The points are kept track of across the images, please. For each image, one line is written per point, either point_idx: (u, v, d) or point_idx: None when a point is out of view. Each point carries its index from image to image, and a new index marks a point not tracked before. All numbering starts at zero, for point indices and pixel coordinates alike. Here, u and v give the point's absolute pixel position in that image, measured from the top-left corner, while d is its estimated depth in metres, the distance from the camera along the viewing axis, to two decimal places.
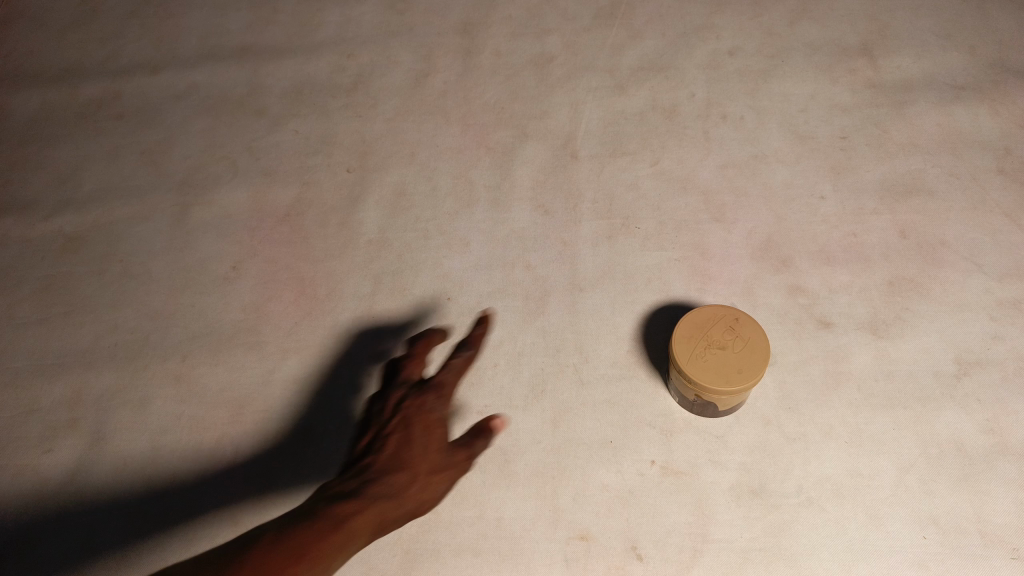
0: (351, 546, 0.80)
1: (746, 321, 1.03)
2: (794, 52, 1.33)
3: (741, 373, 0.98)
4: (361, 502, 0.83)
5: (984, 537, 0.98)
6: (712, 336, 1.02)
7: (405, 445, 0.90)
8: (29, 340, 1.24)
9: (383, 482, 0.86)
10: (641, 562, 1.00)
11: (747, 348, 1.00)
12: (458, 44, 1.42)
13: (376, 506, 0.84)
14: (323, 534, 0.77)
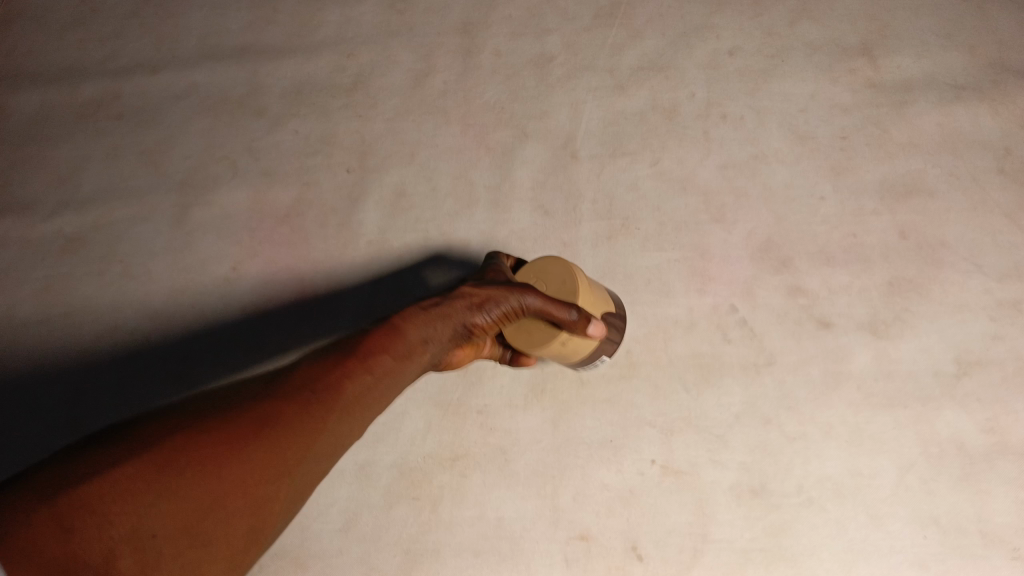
0: (393, 392, 0.88)
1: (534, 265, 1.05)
2: (795, 51, 1.31)
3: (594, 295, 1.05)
4: (391, 345, 0.88)
5: (984, 537, 1.00)
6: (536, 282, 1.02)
7: (497, 292, 0.95)
8: (29, 340, 1.25)
9: (457, 318, 0.93)
10: (641, 562, 1.03)
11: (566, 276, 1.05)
12: (457, 44, 1.41)
13: (410, 353, 0.89)
14: (369, 385, 0.85)
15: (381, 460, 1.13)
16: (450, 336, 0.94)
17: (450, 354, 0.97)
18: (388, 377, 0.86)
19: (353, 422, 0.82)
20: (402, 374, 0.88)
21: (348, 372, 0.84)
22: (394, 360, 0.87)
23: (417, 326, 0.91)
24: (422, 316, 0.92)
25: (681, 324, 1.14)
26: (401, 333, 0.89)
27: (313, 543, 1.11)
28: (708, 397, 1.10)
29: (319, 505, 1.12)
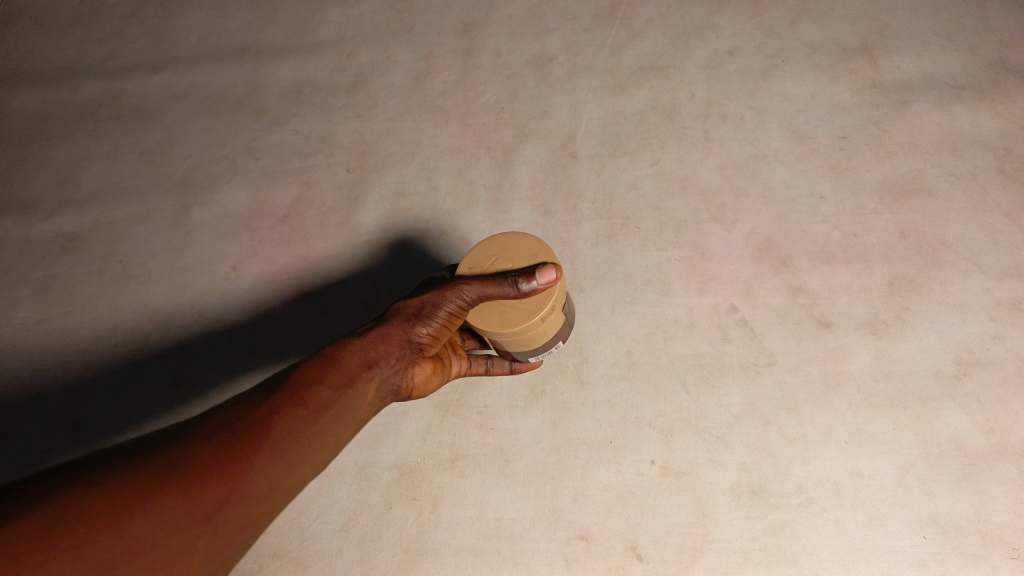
0: (349, 419, 0.85)
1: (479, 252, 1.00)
2: (795, 51, 1.31)
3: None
4: (332, 372, 0.85)
5: (984, 537, 1.00)
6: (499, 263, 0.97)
7: (435, 296, 0.94)
8: (28, 339, 1.25)
9: (399, 334, 0.94)
10: (641, 562, 1.03)
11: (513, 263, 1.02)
12: (457, 44, 1.41)
13: (357, 376, 0.88)
14: (304, 417, 0.79)
15: (381, 460, 1.13)
16: (397, 353, 0.94)
17: (405, 375, 0.97)
18: (341, 403, 0.84)
19: (291, 459, 0.76)
20: (359, 396, 0.87)
21: (277, 407, 0.78)
22: (341, 384, 0.85)
23: (358, 349, 0.90)
24: (359, 339, 0.91)
25: (681, 324, 1.14)
26: (340, 360, 0.88)
27: (313, 543, 1.10)
28: (708, 397, 1.10)
29: (319, 505, 1.12)
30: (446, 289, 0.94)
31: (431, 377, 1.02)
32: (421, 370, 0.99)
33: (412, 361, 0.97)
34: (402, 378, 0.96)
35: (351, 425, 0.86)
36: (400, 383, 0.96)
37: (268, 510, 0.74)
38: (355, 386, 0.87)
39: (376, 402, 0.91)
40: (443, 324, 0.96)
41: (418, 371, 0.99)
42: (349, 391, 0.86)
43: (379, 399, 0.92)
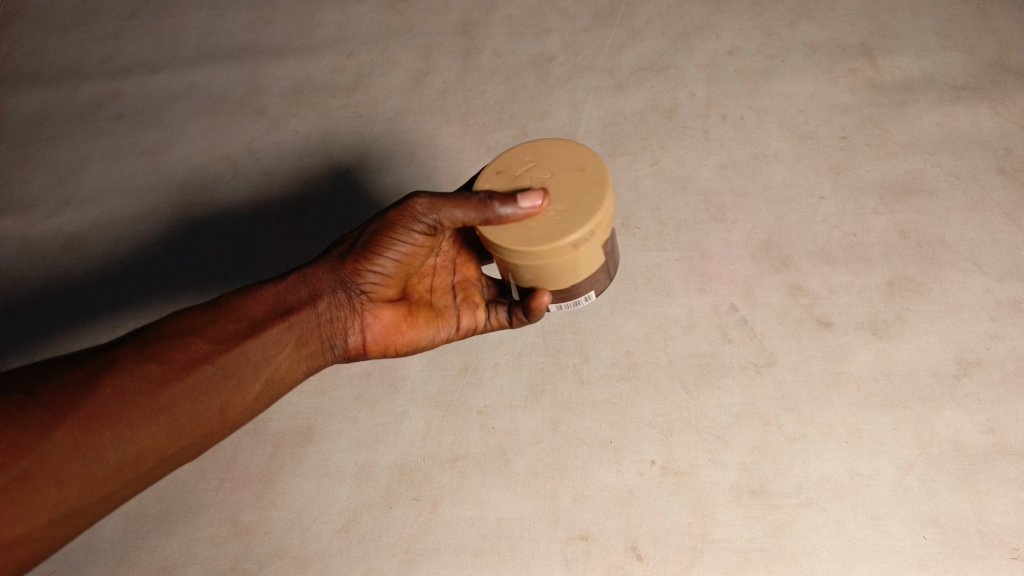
0: (244, 371, 0.88)
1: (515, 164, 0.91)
2: (794, 52, 1.31)
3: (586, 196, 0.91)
4: (225, 322, 0.89)
5: (984, 537, 1.00)
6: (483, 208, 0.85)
7: (383, 230, 0.91)
8: (27, 340, 1.26)
9: (331, 277, 0.95)
10: (641, 562, 1.03)
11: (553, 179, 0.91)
12: (458, 44, 1.40)
13: (259, 324, 0.90)
14: (158, 375, 0.83)
15: (381, 460, 1.13)
16: (329, 299, 0.95)
17: (349, 324, 0.96)
18: (236, 351, 0.88)
19: (126, 423, 0.80)
20: (262, 346, 0.90)
21: (124, 364, 0.83)
22: (241, 334, 0.89)
23: (269, 294, 0.93)
24: (276, 284, 0.94)
25: (681, 324, 1.14)
26: (241, 309, 0.91)
27: (312, 543, 1.10)
28: (708, 397, 1.10)
29: (319, 505, 1.12)
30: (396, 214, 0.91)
31: (398, 327, 1.00)
32: (378, 317, 0.98)
33: (358, 308, 0.96)
34: (346, 326, 0.97)
35: (252, 376, 0.89)
36: (340, 332, 0.96)
37: (81, 488, 0.79)
38: (258, 334, 0.90)
39: (295, 352, 0.93)
40: (395, 261, 0.94)
41: (375, 317, 0.98)
42: (244, 343, 0.89)
43: (304, 348, 0.93)
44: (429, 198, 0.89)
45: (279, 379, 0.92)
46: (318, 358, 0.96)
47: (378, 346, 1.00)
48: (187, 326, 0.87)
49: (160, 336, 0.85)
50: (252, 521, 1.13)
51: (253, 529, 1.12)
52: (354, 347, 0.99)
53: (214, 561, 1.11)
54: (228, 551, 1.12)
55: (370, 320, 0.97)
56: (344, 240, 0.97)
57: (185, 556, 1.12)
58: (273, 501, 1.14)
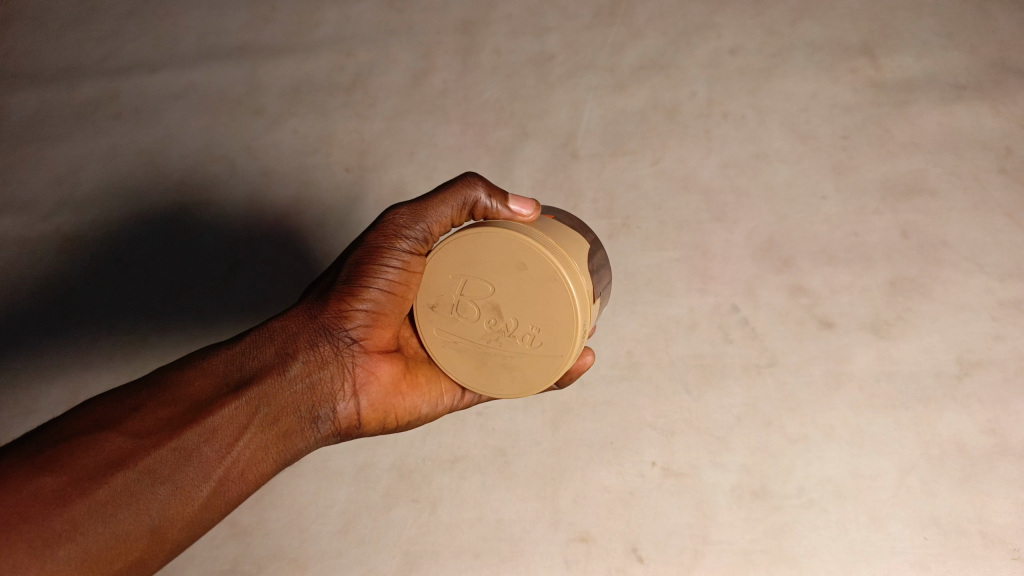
0: (190, 466, 0.69)
1: (509, 243, 0.73)
2: (795, 51, 1.29)
3: (546, 340, 0.75)
4: (152, 406, 0.70)
5: (985, 538, 1.00)
6: (421, 295, 0.79)
7: (366, 256, 0.80)
8: (27, 341, 1.27)
9: (307, 330, 0.81)
10: (642, 564, 1.03)
11: (524, 301, 0.74)
12: (457, 42, 1.39)
13: (205, 402, 0.72)
14: (62, 489, 0.63)
15: (380, 461, 1.12)
16: (304, 356, 0.80)
17: (335, 387, 0.81)
18: (176, 443, 0.69)
19: (25, 555, 0.60)
20: (210, 431, 0.71)
21: (12, 479, 0.62)
22: (178, 420, 0.70)
23: (219, 364, 0.76)
24: (229, 350, 0.77)
25: (682, 324, 1.14)
26: (180, 388, 0.73)
27: (312, 544, 1.10)
28: (709, 398, 1.09)
29: (318, 506, 1.12)
30: (377, 232, 0.80)
31: (397, 386, 0.85)
32: (371, 377, 0.83)
33: (347, 362, 0.81)
34: (332, 390, 0.81)
35: (201, 474, 0.70)
36: (324, 400, 0.80)
37: None
38: (202, 418, 0.71)
39: (263, 435, 0.75)
40: (386, 294, 0.80)
41: (368, 375, 0.83)
42: (183, 431, 0.70)
43: (272, 427, 0.76)
44: (411, 209, 0.80)
45: (240, 473, 0.73)
46: (293, 438, 0.79)
47: (376, 413, 0.84)
48: (99, 421, 0.68)
49: (58, 438, 0.66)
50: (251, 522, 1.13)
51: (252, 530, 1.12)
52: (345, 414, 0.83)
53: (213, 561, 1.11)
54: (227, 552, 1.11)
55: (362, 379, 0.83)
56: (320, 281, 0.84)
57: (184, 556, 1.12)
58: (271, 503, 1.13)
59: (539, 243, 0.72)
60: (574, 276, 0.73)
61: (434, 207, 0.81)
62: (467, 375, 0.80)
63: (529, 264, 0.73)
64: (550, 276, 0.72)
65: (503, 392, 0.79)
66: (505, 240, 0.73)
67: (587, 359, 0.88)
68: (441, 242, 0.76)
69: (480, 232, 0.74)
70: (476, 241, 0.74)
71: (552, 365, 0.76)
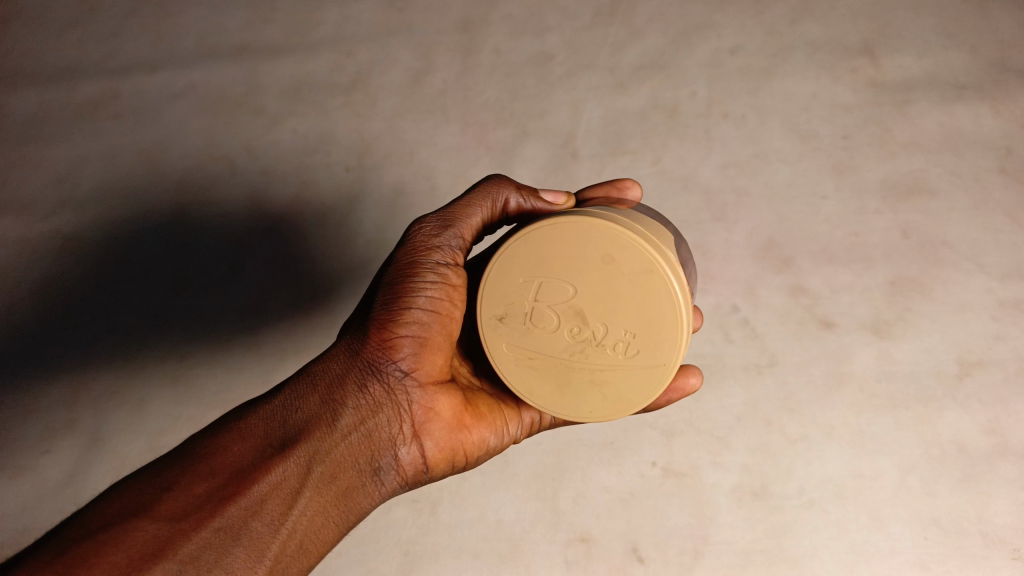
0: (240, 546, 0.66)
1: (595, 236, 0.70)
2: (795, 51, 1.29)
3: (644, 347, 0.71)
4: (190, 483, 0.66)
5: (985, 538, 1.00)
6: (485, 308, 0.74)
7: (400, 280, 0.78)
8: (27, 341, 1.27)
9: (355, 373, 0.77)
10: (641, 564, 1.03)
11: (613, 302, 0.70)
12: (457, 42, 1.38)
13: (248, 469, 0.68)
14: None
15: None
16: (353, 402, 0.76)
17: (393, 431, 0.77)
18: (220, 519, 0.65)
19: None
20: (257, 500, 0.67)
21: None
22: (219, 492, 0.66)
23: (258, 423, 0.72)
24: (268, 405, 0.74)
25: None
26: (218, 458, 0.69)
27: None
28: (709, 398, 1.09)
29: None
30: (410, 248, 0.80)
31: (457, 420, 0.80)
32: (429, 416, 0.79)
33: (401, 401, 0.77)
34: (390, 434, 0.77)
35: (254, 549, 0.66)
36: (383, 448, 0.77)
37: None
38: (246, 487, 0.67)
39: (317, 497, 0.71)
40: (429, 315, 0.77)
41: (425, 412, 0.78)
42: (227, 505, 0.66)
43: (327, 488, 0.73)
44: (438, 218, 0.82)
45: (297, 542, 0.70)
46: (351, 496, 0.75)
47: (440, 454, 0.80)
48: (134, 506, 0.64)
49: (90, 532, 0.62)
50: None
51: None
52: (406, 459, 0.78)
53: None
54: None
55: (419, 417, 0.78)
56: (355, 318, 0.81)
57: None
58: None
59: (629, 234, 0.69)
60: (674, 268, 0.69)
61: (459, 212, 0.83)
62: (547, 397, 0.75)
63: (619, 256, 0.70)
64: (647, 268, 0.69)
65: (594, 414, 0.75)
66: (587, 232, 0.70)
67: (694, 379, 0.85)
68: (508, 241, 0.73)
69: (559, 223, 0.71)
70: (551, 237, 0.71)
71: (654, 376, 0.72)
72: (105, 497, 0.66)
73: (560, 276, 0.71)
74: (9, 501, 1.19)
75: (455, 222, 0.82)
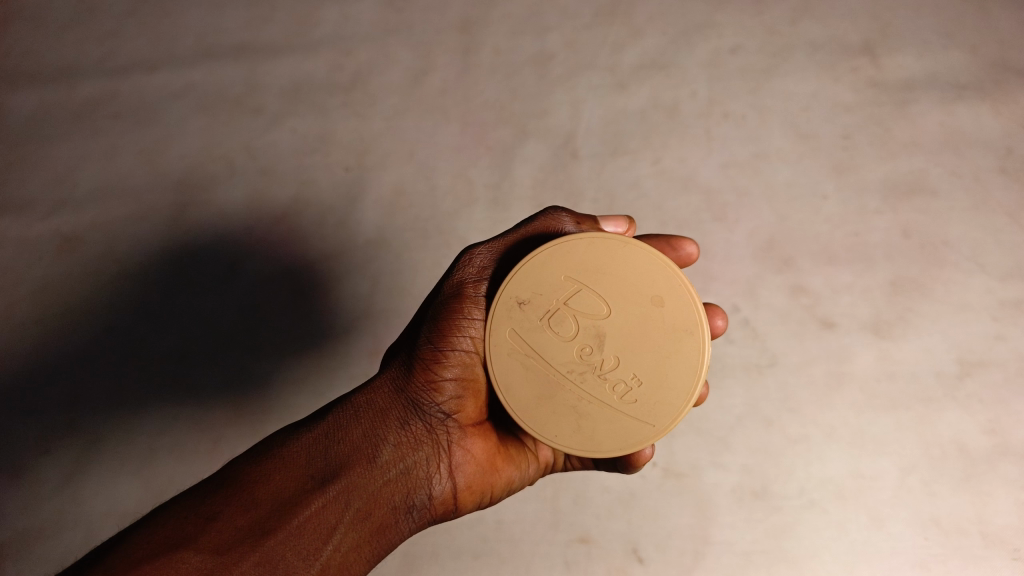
0: None
1: (657, 276, 0.73)
2: (796, 50, 1.29)
3: (643, 400, 0.71)
4: (233, 515, 0.65)
5: (985, 538, 1.00)
6: (513, 286, 0.75)
7: (448, 314, 0.78)
8: (26, 341, 1.26)
9: (396, 409, 0.76)
10: (642, 564, 1.03)
11: (637, 343, 0.72)
12: (457, 41, 1.38)
13: (290, 503, 0.67)
14: None
15: None
16: (392, 436, 0.75)
17: (430, 469, 0.75)
18: (260, 553, 0.64)
19: None
20: (297, 535, 0.66)
21: None
22: (261, 525, 0.65)
23: (301, 454, 0.71)
24: (311, 435, 0.73)
25: None
26: (261, 490, 0.67)
27: None
28: (709, 398, 1.09)
29: None
30: (458, 281, 0.80)
31: (492, 463, 0.79)
32: (466, 453, 0.77)
33: (441, 440, 0.76)
34: (427, 472, 0.75)
35: None
36: (420, 485, 0.75)
37: None
38: (289, 521, 0.66)
39: (354, 534, 0.70)
40: (472, 354, 0.77)
41: (463, 453, 0.77)
42: (267, 537, 0.65)
43: (364, 523, 0.71)
44: (484, 250, 0.82)
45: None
46: (386, 532, 0.74)
47: (473, 492, 0.78)
48: (175, 536, 0.63)
49: (133, 561, 0.60)
50: None
51: None
52: (440, 498, 0.76)
53: None
54: None
55: (458, 458, 0.77)
56: (401, 349, 0.81)
57: None
58: None
59: (690, 293, 0.73)
60: (709, 344, 0.72)
61: (514, 245, 0.83)
62: (522, 401, 0.72)
63: (666, 303, 0.72)
64: (687, 330, 0.72)
65: (556, 439, 0.71)
66: (651, 269, 0.74)
67: (649, 451, 0.82)
68: (574, 239, 0.75)
69: (628, 249, 0.74)
70: (617, 257, 0.74)
71: (636, 431, 0.71)
72: (148, 525, 0.64)
73: (602, 293, 0.73)
74: (9, 502, 1.19)
75: (507, 256, 0.82)
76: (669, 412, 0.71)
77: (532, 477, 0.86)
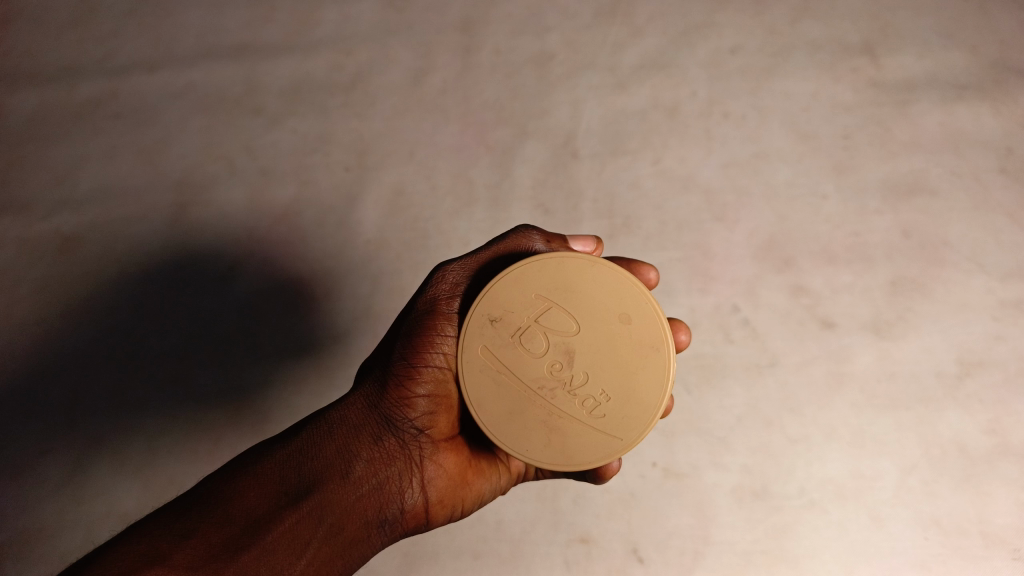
0: None
1: (624, 293, 0.74)
2: (796, 51, 1.29)
3: (612, 415, 0.71)
4: (205, 531, 0.64)
5: (985, 538, 1.00)
6: (484, 303, 0.75)
7: (421, 331, 0.78)
8: (26, 341, 1.26)
9: (368, 425, 0.76)
10: (642, 564, 1.03)
11: (606, 358, 0.72)
12: (457, 41, 1.38)
13: (263, 519, 0.66)
14: None
15: None
16: (365, 452, 0.75)
17: (403, 484, 0.75)
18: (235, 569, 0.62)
19: None
20: (271, 550, 0.65)
21: None
22: (234, 541, 0.64)
23: (274, 470, 0.70)
24: (285, 451, 0.73)
25: None
26: (234, 507, 0.66)
27: None
28: (710, 398, 1.09)
29: None
30: (432, 297, 0.80)
31: (464, 476, 0.79)
32: (438, 468, 0.77)
33: (414, 455, 0.76)
34: (399, 487, 0.75)
35: None
36: (392, 499, 0.75)
37: None
38: (262, 537, 0.65)
39: (325, 550, 0.69)
40: (444, 369, 0.77)
41: (435, 467, 0.77)
42: (240, 553, 0.63)
43: (336, 539, 0.70)
44: (458, 267, 0.82)
45: None
46: (357, 546, 0.73)
47: (445, 506, 0.78)
48: (145, 554, 0.60)
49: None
50: None
51: None
52: (412, 512, 0.77)
53: None
54: None
55: (430, 472, 0.77)
56: (376, 366, 0.81)
57: None
58: None
59: (657, 310, 0.73)
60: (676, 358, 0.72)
61: (488, 262, 0.83)
62: (493, 417, 0.72)
63: (634, 320, 0.73)
64: (654, 345, 0.72)
65: (527, 454, 0.71)
66: (618, 287, 0.74)
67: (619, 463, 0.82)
68: (545, 257, 0.75)
69: (596, 267, 0.75)
70: (586, 275, 0.75)
71: (604, 445, 0.71)
72: (119, 543, 0.62)
73: (571, 309, 0.73)
74: (7, 503, 1.19)
75: (480, 274, 0.83)
76: (637, 426, 0.71)
77: (505, 489, 0.86)
